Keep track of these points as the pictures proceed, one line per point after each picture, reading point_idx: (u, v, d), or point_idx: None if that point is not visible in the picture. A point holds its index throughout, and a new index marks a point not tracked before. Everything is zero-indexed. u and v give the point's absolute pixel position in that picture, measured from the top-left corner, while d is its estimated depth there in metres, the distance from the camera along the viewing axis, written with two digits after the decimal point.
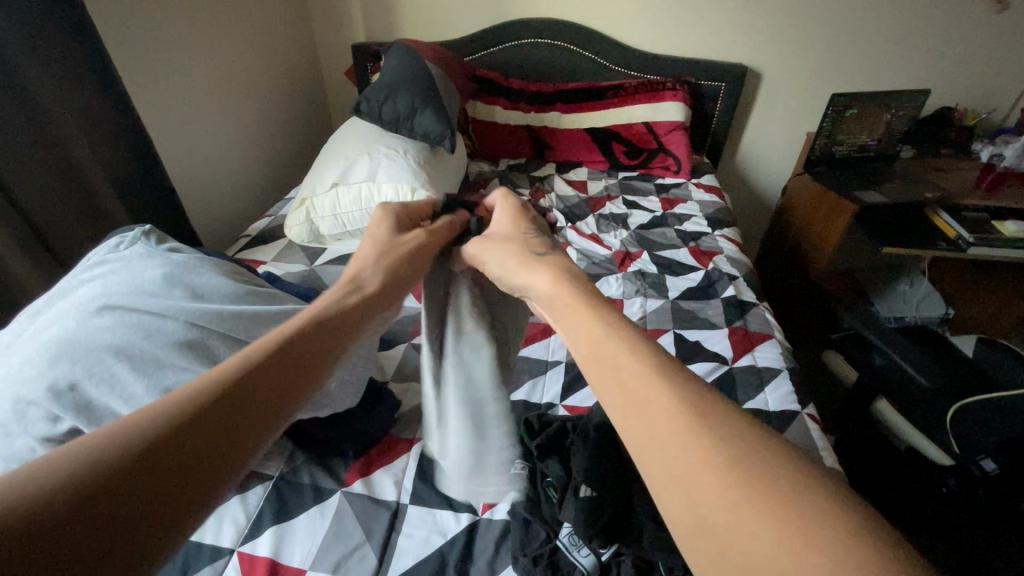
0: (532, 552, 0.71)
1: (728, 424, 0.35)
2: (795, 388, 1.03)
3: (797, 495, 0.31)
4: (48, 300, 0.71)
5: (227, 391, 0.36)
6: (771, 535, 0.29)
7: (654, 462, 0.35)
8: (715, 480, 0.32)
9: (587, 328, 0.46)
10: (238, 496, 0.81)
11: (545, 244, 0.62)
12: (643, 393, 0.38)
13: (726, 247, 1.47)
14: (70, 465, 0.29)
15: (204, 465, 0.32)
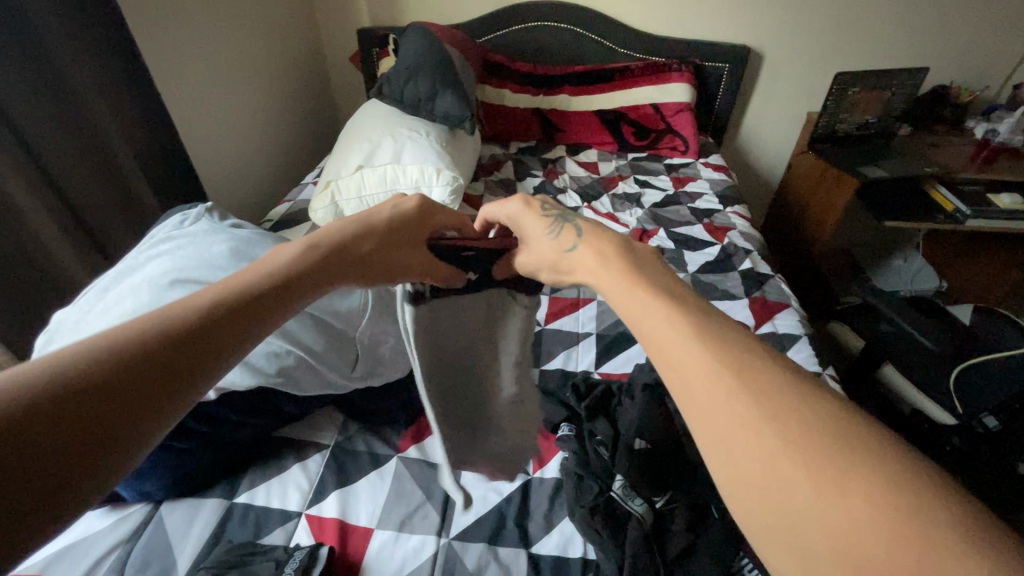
0: (587, 503, 0.75)
1: (774, 383, 0.35)
2: (814, 352, 1.09)
3: (854, 465, 0.30)
4: (117, 276, 0.74)
5: (157, 345, 0.36)
6: (824, 505, 0.29)
7: (707, 427, 0.35)
8: (767, 444, 0.32)
9: (641, 304, 0.44)
10: (297, 463, 0.84)
11: (573, 235, 0.60)
12: (695, 361, 0.37)
13: (738, 223, 1.52)
14: (56, 366, 0.32)
15: (169, 382, 0.35)
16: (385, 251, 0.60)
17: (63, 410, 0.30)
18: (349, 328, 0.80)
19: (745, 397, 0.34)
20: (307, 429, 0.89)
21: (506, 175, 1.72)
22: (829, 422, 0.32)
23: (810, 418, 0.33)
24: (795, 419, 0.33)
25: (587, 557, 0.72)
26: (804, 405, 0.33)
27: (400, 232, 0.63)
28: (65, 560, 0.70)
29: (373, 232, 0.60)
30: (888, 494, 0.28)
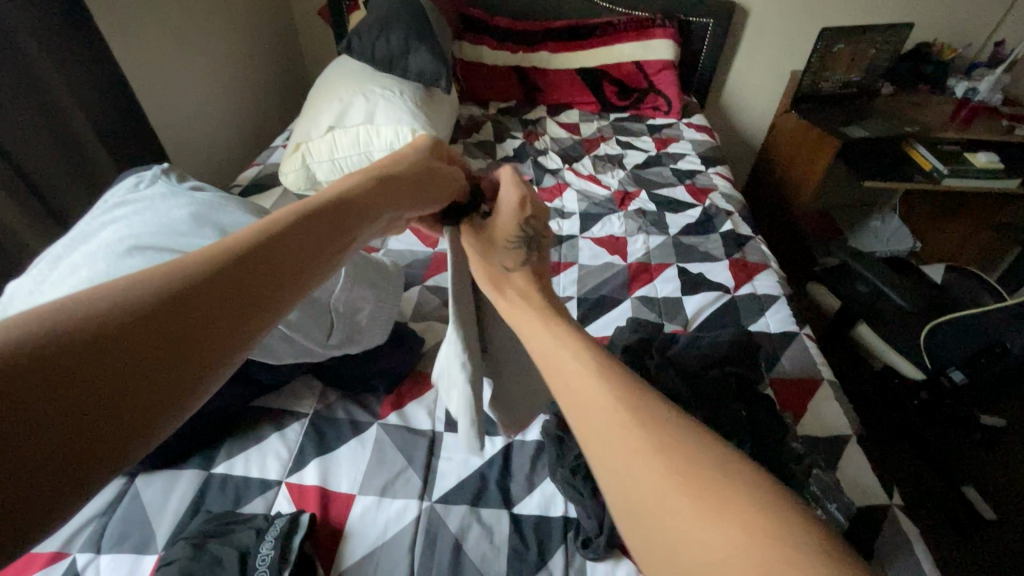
0: (568, 464, 0.76)
1: (670, 422, 0.34)
2: (793, 312, 1.10)
3: (731, 485, 0.30)
4: (69, 245, 0.70)
5: (183, 300, 0.31)
6: (710, 528, 0.28)
7: (602, 453, 0.34)
8: (661, 484, 0.31)
9: (565, 345, 0.43)
10: (276, 433, 0.83)
11: (518, 259, 0.64)
12: (591, 392, 0.37)
13: (720, 184, 1.51)
14: (92, 304, 0.28)
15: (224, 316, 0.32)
16: (409, 194, 0.58)
17: (88, 361, 0.26)
18: (322, 295, 0.77)
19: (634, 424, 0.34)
20: (284, 398, 0.88)
21: (485, 137, 1.67)
22: (711, 457, 0.32)
23: (700, 456, 0.32)
24: (699, 463, 0.31)
25: (568, 516, 0.74)
26: (699, 444, 0.33)
27: (419, 180, 0.61)
28: None
29: (393, 179, 0.57)
30: (772, 544, 0.27)
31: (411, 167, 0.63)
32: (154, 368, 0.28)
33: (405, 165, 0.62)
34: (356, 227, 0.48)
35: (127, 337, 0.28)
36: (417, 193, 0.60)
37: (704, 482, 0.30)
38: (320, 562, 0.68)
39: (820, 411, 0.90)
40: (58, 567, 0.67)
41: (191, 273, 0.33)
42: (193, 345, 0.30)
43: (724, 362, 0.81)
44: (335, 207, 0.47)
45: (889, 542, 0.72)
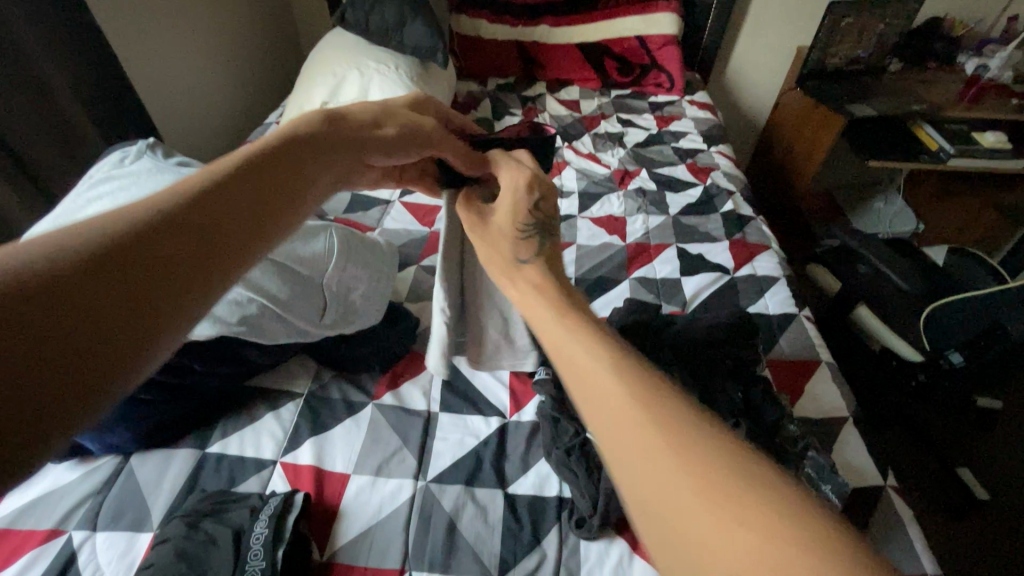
0: (563, 445, 0.76)
1: (692, 425, 0.32)
2: (792, 293, 1.09)
3: (754, 489, 0.29)
4: (55, 221, 0.69)
5: (140, 246, 0.31)
6: (728, 533, 0.27)
7: (615, 449, 0.33)
8: (659, 462, 0.31)
9: (574, 338, 0.42)
10: (271, 413, 0.82)
11: (529, 248, 0.60)
12: (603, 388, 0.36)
13: (722, 163, 1.48)
14: (44, 253, 0.28)
15: (185, 260, 0.33)
16: (371, 138, 0.56)
17: (51, 304, 0.26)
18: (315, 274, 0.76)
19: (649, 421, 0.33)
20: (279, 377, 0.87)
21: (483, 113, 1.63)
22: (731, 457, 0.30)
23: (727, 463, 0.30)
24: (715, 462, 0.30)
25: (563, 495, 0.75)
26: (696, 423, 0.33)
27: (382, 122, 0.59)
28: (34, 513, 0.69)
29: (349, 123, 0.55)
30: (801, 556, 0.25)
31: (374, 109, 0.60)
32: (124, 308, 0.28)
33: (368, 108, 0.59)
34: (312, 177, 0.48)
35: (90, 283, 0.28)
36: (383, 135, 0.58)
37: (698, 460, 0.30)
38: (315, 540, 0.68)
39: (817, 393, 0.89)
40: (55, 544, 0.67)
41: (142, 221, 0.32)
42: (161, 287, 0.30)
43: (721, 343, 0.80)
44: (288, 158, 0.46)
45: (880, 522, 0.72)
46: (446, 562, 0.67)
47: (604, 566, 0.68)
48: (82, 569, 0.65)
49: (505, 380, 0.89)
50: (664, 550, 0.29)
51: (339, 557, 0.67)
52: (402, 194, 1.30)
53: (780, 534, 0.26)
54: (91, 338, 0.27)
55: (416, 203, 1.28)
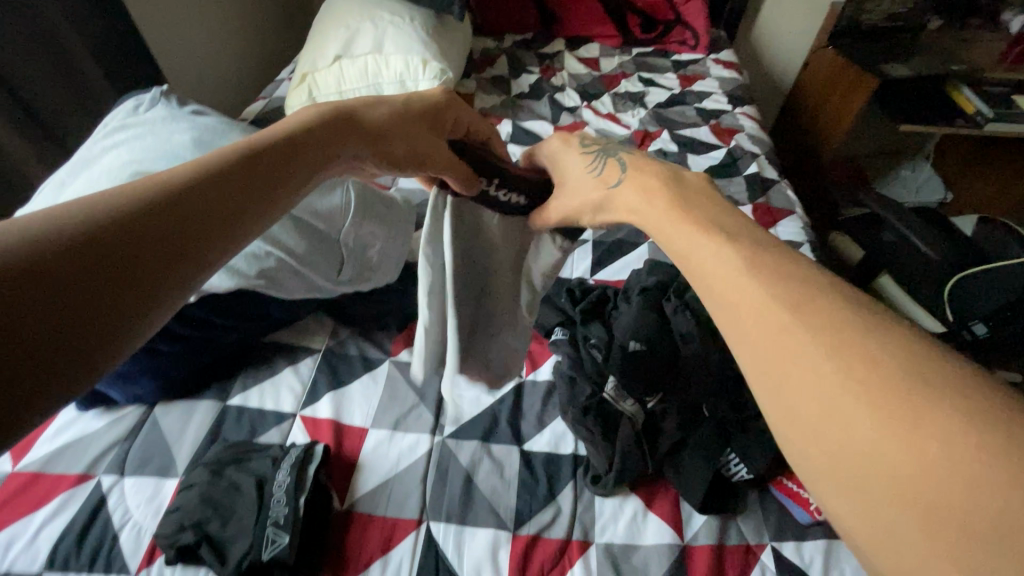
0: (579, 404, 0.75)
1: (854, 318, 0.27)
2: (816, 259, 1.06)
3: (948, 391, 0.23)
4: (71, 171, 0.68)
5: (147, 213, 0.27)
6: (909, 445, 0.22)
7: (750, 348, 0.28)
8: (792, 333, 0.27)
9: (692, 230, 0.35)
10: (289, 367, 0.83)
11: (617, 170, 0.47)
12: (736, 278, 0.30)
13: (747, 124, 1.43)
14: (39, 219, 0.24)
15: (205, 236, 0.29)
16: (413, 124, 0.49)
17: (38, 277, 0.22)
18: (332, 230, 0.74)
19: (798, 316, 0.27)
20: (296, 333, 0.88)
21: (499, 71, 1.58)
22: (911, 356, 0.25)
23: (907, 360, 0.24)
24: (891, 362, 0.24)
25: (578, 454, 0.75)
26: (824, 291, 0.28)
27: (423, 110, 0.51)
28: (63, 459, 0.71)
29: (388, 109, 0.49)
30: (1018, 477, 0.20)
31: (418, 97, 0.52)
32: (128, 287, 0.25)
33: (409, 96, 0.51)
34: (345, 158, 0.43)
35: (97, 253, 0.24)
36: (423, 124, 0.50)
37: (838, 329, 0.26)
38: (334, 491, 0.69)
39: None
40: (85, 488, 0.69)
41: (167, 189, 0.29)
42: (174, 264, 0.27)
43: None
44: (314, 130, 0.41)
45: None
46: (462, 514, 0.68)
47: (617, 521, 0.69)
48: (112, 511, 0.67)
49: None
50: (793, 429, 0.26)
51: (358, 507, 0.68)
52: None
53: (942, 399, 0.23)
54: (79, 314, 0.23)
55: None
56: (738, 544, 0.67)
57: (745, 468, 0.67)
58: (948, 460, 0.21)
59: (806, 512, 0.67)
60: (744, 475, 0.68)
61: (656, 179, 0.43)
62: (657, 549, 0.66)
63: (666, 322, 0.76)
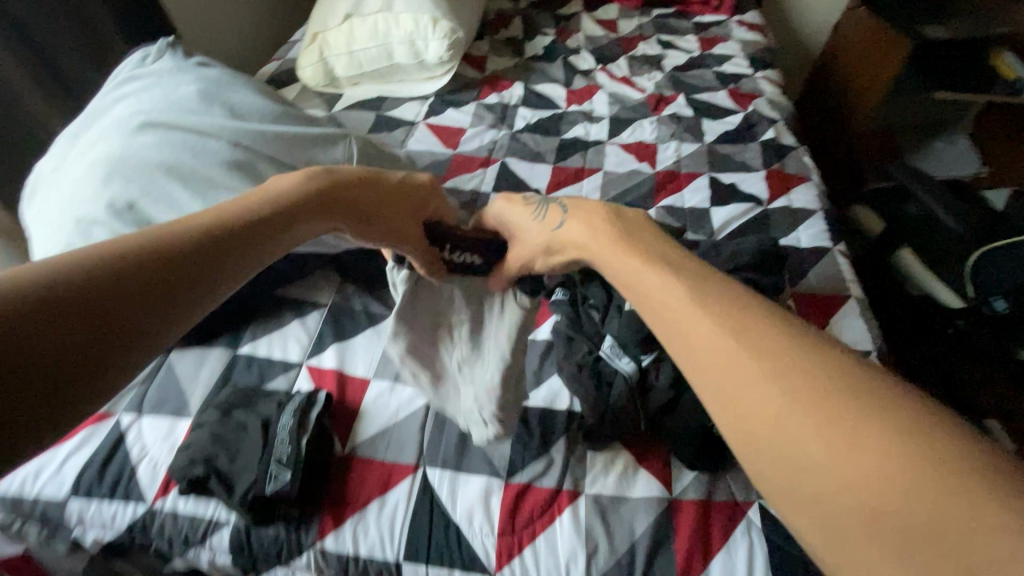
0: (576, 360, 0.76)
1: (794, 345, 0.30)
2: (828, 227, 1.03)
3: (878, 402, 0.27)
4: (83, 121, 0.72)
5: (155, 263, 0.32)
6: (842, 451, 0.26)
7: (706, 373, 0.32)
8: (741, 361, 0.30)
9: (645, 270, 0.39)
10: (297, 320, 0.86)
11: (560, 212, 0.55)
12: (690, 314, 0.34)
13: (767, 89, 1.38)
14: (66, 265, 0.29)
15: (175, 300, 0.33)
16: (379, 214, 0.56)
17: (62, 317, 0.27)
18: None
19: (742, 346, 0.31)
20: (303, 288, 0.90)
21: (514, 33, 1.55)
22: (843, 374, 0.28)
23: (845, 379, 0.28)
24: (827, 382, 0.28)
25: (573, 410, 0.76)
26: (771, 323, 0.32)
27: (393, 199, 0.58)
28: None
29: (359, 192, 0.54)
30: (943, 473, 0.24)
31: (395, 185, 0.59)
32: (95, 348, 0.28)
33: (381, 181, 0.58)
34: (311, 229, 0.48)
35: (74, 313, 0.28)
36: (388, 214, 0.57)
37: (780, 358, 0.29)
38: (337, 436, 0.73)
39: (842, 328, 0.86)
40: (105, 425, 0.74)
41: (140, 257, 0.32)
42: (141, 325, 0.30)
43: (745, 269, 0.77)
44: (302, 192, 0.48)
45: None
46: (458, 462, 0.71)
47: (608, 474, 0.71)
48: (130, 446, 0.72)
49: None
50: (749, 444, 0.29)
51: (358, 452, 0.71)
52: (427, 115, 1.27)
53: (882, 416, 0.26)
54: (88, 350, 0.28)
55: (441, 125, 1.25)
56: (726, 500, 0.69)
57: None
58: (876, 464, 0.25)
59: None
60: None
61: (598, 213, 0.50)
62: (645, 502, 0.68)
63: None
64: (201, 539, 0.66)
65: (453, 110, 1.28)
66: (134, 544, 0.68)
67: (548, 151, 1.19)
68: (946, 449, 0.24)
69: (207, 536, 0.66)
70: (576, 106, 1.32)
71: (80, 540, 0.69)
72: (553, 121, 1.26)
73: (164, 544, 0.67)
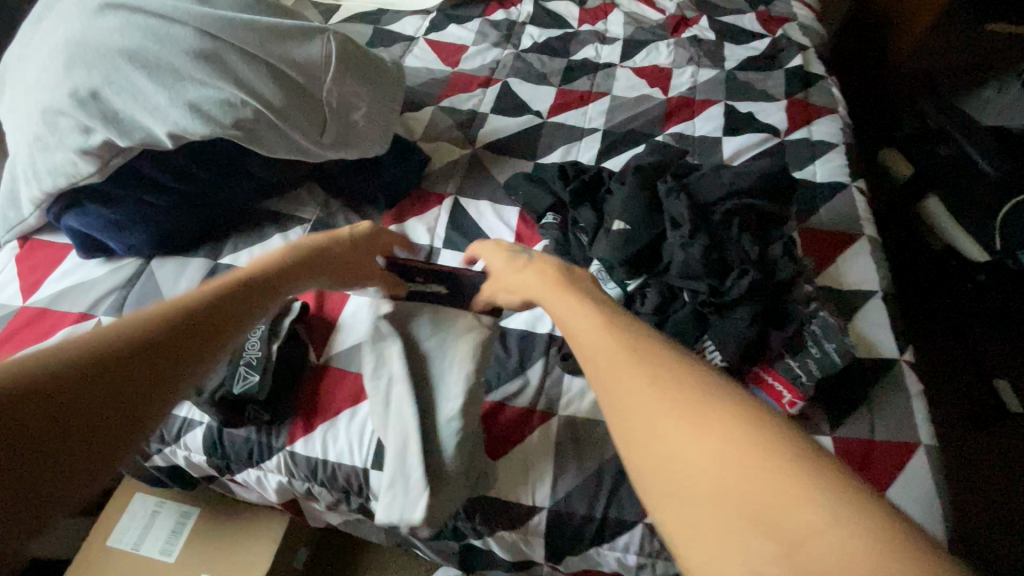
0: None
1: (710, 392, 0.33)
2: (847, 163, 0.96)
3: (781, 448, 0.30)
4: (48, 4, 0.69)
5: (166, 330, 0.37)
6: (748, 485, 0.29)
7: (637, 418, 0.33)
8: (644, 395, 0.34)
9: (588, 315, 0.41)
10: (279, 233, 0.83)
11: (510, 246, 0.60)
12: (618, 358, 0.36)
13: (802, 12, 1.25)
14: (92, 340, 0.34)
15: (183, 361, 0.37)
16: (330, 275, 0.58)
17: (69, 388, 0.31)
18: (312, 85, 0.70)
19: (669, 394, 0.33)
20: (287, 203, 0.87)
21: None
22: (757, 421, 0.31)
23: (758, 425, 0.31)
24: (728, 422, 0.31)
25: (554, 334, 0.74)
26: (692, 371, 0.35)
27: (338, 261, 0.60)
28: (68, 298, 0.76)
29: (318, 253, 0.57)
30: (857, 517, 0.27)
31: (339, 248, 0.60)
32: (75, 456, 0.30)
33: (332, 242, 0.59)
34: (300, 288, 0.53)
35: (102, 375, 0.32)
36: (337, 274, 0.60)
37: (699, 407, 0.32)
38: (312, 346, 0.72)
39: (848, 267, 0.81)
40: (86, 326, 0.74)
41: (154, 325, 0.36)
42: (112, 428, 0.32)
43: (746, 193, 0.71)
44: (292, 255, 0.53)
45: (884, 394, 0.69)
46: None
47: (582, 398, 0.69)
48: None
49: (512, 224, 0.85)
50: (661, 486, 0.32)
51: (332, 362, 0.70)
52: (428, 31, 1.19)
53: (802, 465, 0.29)
54: (95, 419, 0.31)
55: (442, 42, 1.17)
56: None
57: (719, 355, 0.64)
58: (806, 516, 0.27)
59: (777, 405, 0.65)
60: (719, 362, 0.65)
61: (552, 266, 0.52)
62: None
63: (656, 207, 0.70)
64: (175, 437, 0.67)
65: (455, 26, 1.20)
66: None
67: (554, 73, 1.11)
68: (862, 496, 0.28)
69: (181, 435, 0.67)
70: (589, 25, 1.22)
71: None
72: (561, 40, 1.18)
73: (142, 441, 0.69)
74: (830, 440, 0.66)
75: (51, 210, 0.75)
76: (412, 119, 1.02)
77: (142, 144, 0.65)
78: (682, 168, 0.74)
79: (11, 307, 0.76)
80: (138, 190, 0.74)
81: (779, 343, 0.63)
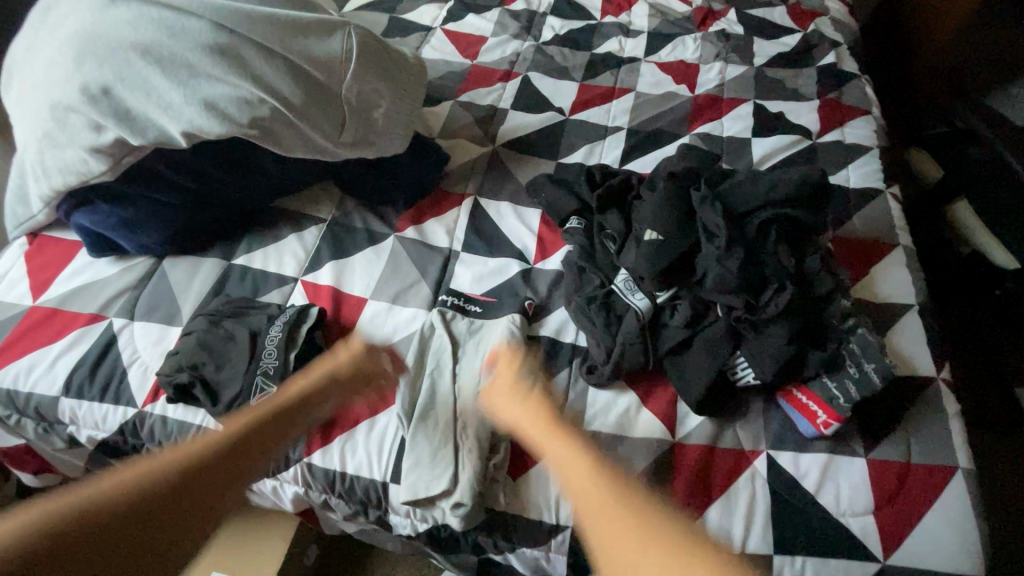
0: (586, 294, 0.71)
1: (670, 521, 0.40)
2: (881, 168, 0.92)
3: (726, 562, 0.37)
4: None
5: (183, 480, 0.38)
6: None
7: (608, 545, 0.39)
8: (614, 518, 0.41)
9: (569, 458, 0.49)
10: (294, 234, 0.81)
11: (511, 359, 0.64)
12: (602, 491, 0.43)
13: (834, 6, 1.20)
14: (119, 486, 0.36)
15: (194, 518, 0.38)
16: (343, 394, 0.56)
17: (83, 541, 0.33)
18: (332, 82, 0.67)
19: (639, 520, 0.40)
20: (302, 202, 0.84)
21: None
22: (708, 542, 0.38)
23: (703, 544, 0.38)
24: (688, 542, 0.38)
25: (578, 345, 0.72)
26: (653, 504, 0.42)
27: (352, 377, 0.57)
28: (78, 299, 0.74)
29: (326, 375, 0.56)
30: None
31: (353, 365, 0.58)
32: None
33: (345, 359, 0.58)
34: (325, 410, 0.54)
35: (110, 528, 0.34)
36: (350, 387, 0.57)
37: (660, 526, 0.39)
38: (329, 353, 0.70)
39: (883, 279, 0.78)
40: (96, 328, 0.72)
41: (177, 472, 0.38)
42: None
43: (785, 201, 0.67)
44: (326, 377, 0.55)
45: (922, 414, 0.66)
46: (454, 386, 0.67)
47: (608, 412, 0.67)
48: (122, 350, 0.70)
49: (534, 227, 0.83)
50: None
51: None
52: (446, 20, 1.15)
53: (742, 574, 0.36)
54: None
55: (461, 33, 1.13)
56: (732, 448, 0.65)
57: (752, 372, 0.63)
58: None
59: (811, 424, 0.63)
60: (751, 379, 0.64)
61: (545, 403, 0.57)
62: (645, 445, 0.64)
63: (690, 216, 0.67)
64: None
65: (474, 16, 1.15)
66: (126, 445, 0.69)
67: (576, 67, 1.07)
68: None
69: None
70: (612, 17, 1.17)
71: (75, 437, 0.70)
72: (583, 33, 1.13)
73: (155, 448, 0.67)
74: (867, 462, 0.63)
75: (61, 208, 0.72)
76: (430, 114, 0.99)
77: (155, 143, 0.62)
78: (716, 175, 0.71)
79: (20, 307, 0.74)
80: (150, 188, 0.71)
81: (818, 362, 0.61)
